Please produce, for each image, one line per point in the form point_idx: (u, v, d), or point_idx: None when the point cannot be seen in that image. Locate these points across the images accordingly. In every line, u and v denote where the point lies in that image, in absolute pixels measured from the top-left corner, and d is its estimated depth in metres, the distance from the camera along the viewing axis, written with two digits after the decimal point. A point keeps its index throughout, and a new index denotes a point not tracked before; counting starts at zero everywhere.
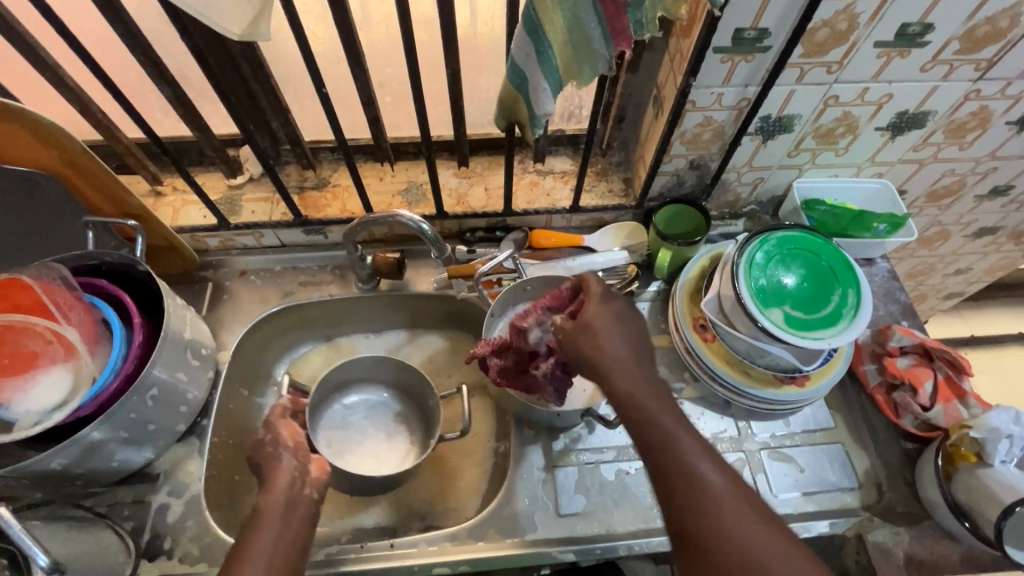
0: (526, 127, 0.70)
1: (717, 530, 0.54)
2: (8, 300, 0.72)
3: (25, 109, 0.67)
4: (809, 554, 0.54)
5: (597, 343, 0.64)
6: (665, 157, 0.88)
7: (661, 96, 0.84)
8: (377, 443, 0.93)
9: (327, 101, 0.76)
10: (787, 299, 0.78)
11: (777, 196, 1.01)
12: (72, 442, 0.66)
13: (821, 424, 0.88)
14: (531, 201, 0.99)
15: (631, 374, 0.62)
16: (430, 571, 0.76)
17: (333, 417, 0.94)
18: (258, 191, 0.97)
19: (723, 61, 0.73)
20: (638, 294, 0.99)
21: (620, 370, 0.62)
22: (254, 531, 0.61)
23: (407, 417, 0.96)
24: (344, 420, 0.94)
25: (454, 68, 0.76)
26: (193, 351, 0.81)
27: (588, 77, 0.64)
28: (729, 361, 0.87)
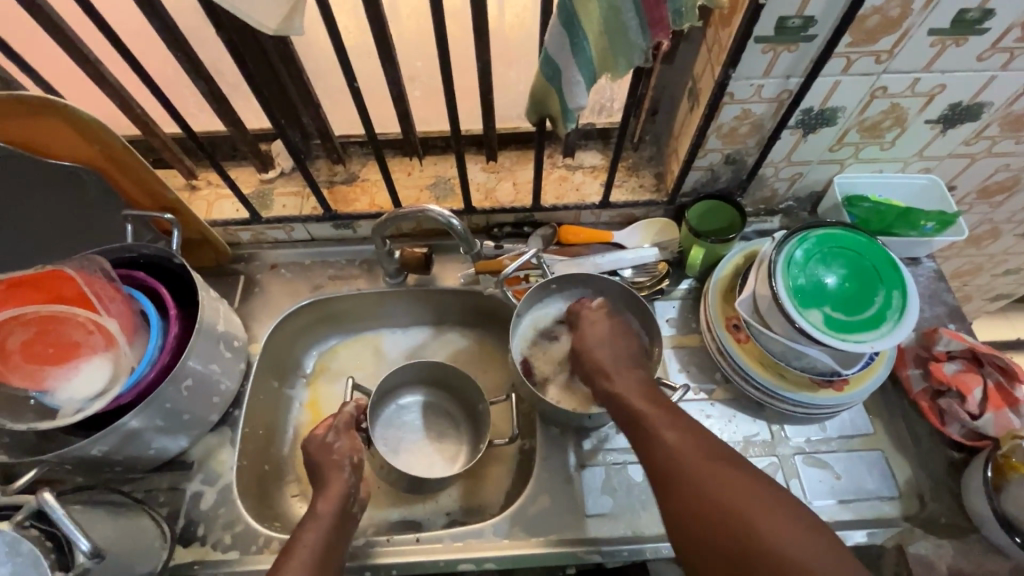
0: (558, 121, 0.68)
1: (697, 494, 0.59)
2: (51, 290, 0.74)
3: (69, 105, 0.68)
4: (795, 514, 0.55)
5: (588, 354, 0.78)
6: (700, 152, 0.86)
7: (696, 88, 0.81)
8: (429, 442, 0.95)
9: (359, 96, 0.76)
10: (827, 300, 0.75)
11: (816, 192, 0.97)
12: (112, 430, 0.68)
13: (859, 430, 0.85)
14: (560, 197, 0.97)
15: (622, 378, 0.74)
16: (456, 567, 0.76)
17: (390, 418, 0.95)
18: (289, 185, 0.98)
19: (765, 51, 0.70)
20: (668, 292, 0.96)
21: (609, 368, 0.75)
22: (304, 532, 0.65)
23: (457, 417, 0.97)
24: (400, 420, 0.96)
25: (485, 61, 0.74)
26: (226, 343, 0.82)
27: (623, 68, 0.62)
28: (763, 363, 0.84)
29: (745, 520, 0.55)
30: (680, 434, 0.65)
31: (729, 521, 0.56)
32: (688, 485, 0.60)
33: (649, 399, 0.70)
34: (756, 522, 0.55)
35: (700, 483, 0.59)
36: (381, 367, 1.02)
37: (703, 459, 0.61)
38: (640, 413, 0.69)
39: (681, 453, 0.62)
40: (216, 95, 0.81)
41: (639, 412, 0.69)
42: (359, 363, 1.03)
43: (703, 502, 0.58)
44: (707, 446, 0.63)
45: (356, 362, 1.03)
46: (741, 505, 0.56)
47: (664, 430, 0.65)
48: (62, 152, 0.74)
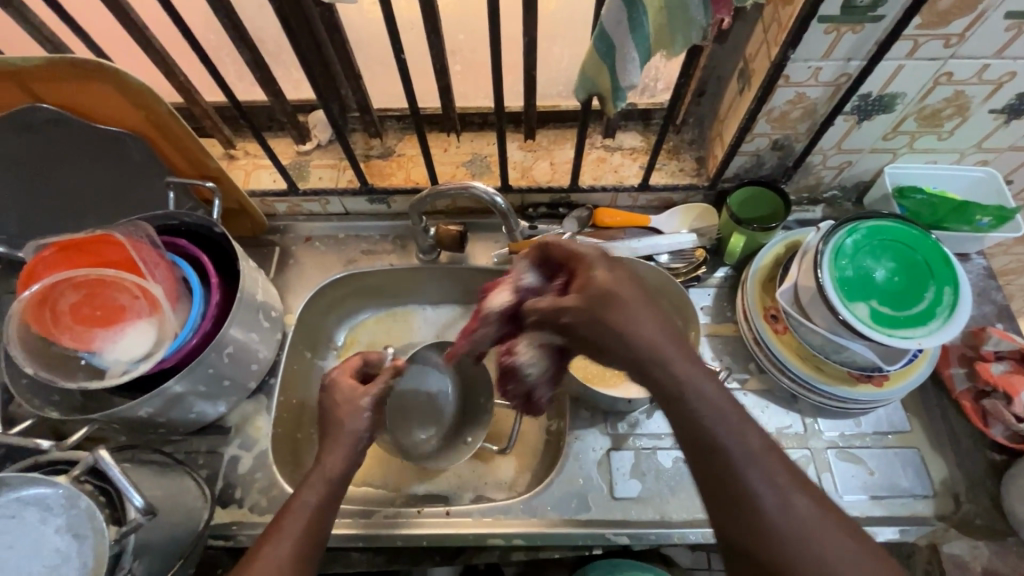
0: (607, 99, 0.67)
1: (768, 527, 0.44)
2: (100, 255, 0.76)
3: (122, 71, 0.68)
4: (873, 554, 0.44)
5: (620, 320, 0.50)
6: (748, 136, 0.83)
7: (748, 70, 0.79)
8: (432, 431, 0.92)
9: (403, 69, 0.75)
10: (874, 293, 0.73)
11: (864, 181, 0.94)
12: (158, 393, 0.70)
13: (895, 427, 0.83)
14: (598, 178, 0.96)
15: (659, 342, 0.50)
16: (484, 541, 0.77)
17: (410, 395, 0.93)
18: (326, 157, 0.98)
19: (827, 31, 0.67)
20: (704, 279, 0.95)
21: (635, 322, 0.50)
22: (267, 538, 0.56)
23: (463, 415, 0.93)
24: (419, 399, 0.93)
25: (533, 35, 0.72)
26: (264, 313, 0.84)
27: (680, 47, 0.61)
28: (800, 355, 0.83)
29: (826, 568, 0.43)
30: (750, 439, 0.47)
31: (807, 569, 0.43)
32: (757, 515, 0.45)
33: (704, 372, 0.49)
34: (838, 571, 0.43)
35: (774, 514, 0.44)
36: (411, 343, 1.03)
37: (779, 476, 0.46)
38: (696, 404, 0.47)
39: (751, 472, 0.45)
40: (258, 64, 0.80)
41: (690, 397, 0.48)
42: (389, 337, 1.04)
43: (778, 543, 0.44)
44: (776, 460, 0.46)
45: (387, 336, 1.04)
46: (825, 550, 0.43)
47: (727, 437, 0.46)
48: (108, 118, 0.75)
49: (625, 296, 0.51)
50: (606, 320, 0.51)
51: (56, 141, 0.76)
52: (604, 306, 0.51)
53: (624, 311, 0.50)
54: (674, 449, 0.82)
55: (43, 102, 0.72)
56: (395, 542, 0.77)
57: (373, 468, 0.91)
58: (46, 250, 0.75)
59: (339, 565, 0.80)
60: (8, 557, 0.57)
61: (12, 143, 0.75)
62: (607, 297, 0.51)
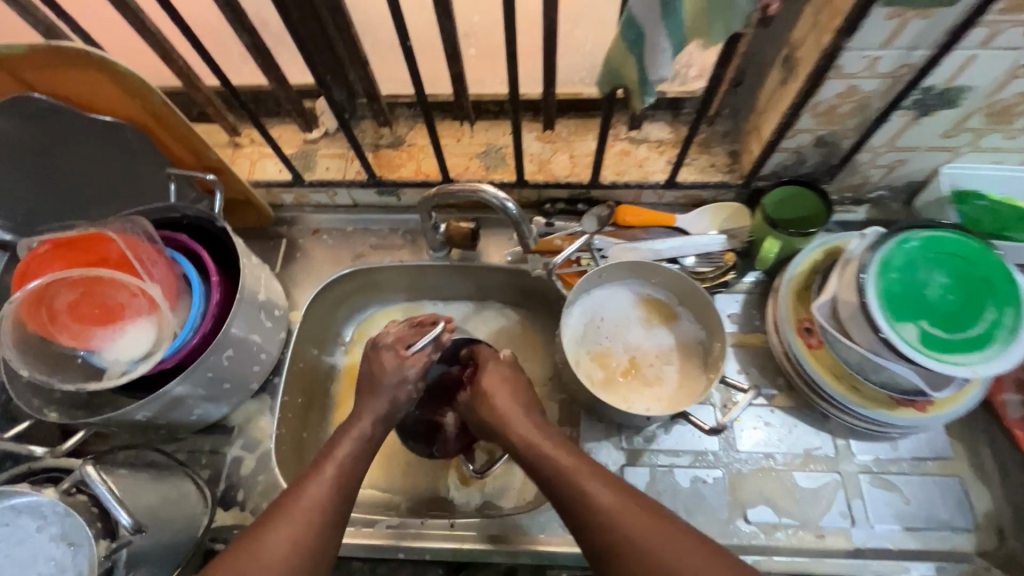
0: (633, 94, 0.60)
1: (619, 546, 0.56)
2: (96, 252, 0.74)
3: (114, 61, 0.64)
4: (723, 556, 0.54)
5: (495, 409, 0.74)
6: (788, 132, 0.75)
7: (794, 57, 0.70)
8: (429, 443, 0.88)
9: (411, 57, 0.69)
10: (924, 314, 0.66)
11: (916, 181, 0.86)
12: (157, 396, 0.68)
13: (936, 452, 0.77)
14: (620, 173, 0.89)
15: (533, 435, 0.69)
16: (489, 557, 0.75)
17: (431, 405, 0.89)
18: (334, 146, 0.94)
19: (889, 17, 0.59)
20: (732, 284, 0.88)
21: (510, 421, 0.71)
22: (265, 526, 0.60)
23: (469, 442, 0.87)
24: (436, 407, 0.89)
25: (553, 19, 0.66)
26: (267, 312, 0.81)
27: (720, 35, 0.53)
28: (836, 373, 0.77)
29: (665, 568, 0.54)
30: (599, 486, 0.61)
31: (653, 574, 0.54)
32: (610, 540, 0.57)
33: (566, 452, 0.65)
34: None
35: (620, 536, 0.57)
36: None
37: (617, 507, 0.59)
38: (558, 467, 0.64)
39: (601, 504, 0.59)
40: (259, 49, 0.75)
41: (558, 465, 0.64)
42: None
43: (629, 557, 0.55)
44: (630, 503, 0.59)
45: None
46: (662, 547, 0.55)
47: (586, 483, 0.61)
48: (102, 107, 0.71)
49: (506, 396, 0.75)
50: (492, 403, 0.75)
51: (48, 134, 0.72)
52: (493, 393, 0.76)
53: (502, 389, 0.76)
54: (692, 468, 0.77)
55: (33, 89, 0.68)
56: (397, 553, 0.75)
57: (379, 470, 0.88)
58: (40, 247, 0.73)
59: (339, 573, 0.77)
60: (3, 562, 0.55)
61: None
62: (486, 396, 0.76)
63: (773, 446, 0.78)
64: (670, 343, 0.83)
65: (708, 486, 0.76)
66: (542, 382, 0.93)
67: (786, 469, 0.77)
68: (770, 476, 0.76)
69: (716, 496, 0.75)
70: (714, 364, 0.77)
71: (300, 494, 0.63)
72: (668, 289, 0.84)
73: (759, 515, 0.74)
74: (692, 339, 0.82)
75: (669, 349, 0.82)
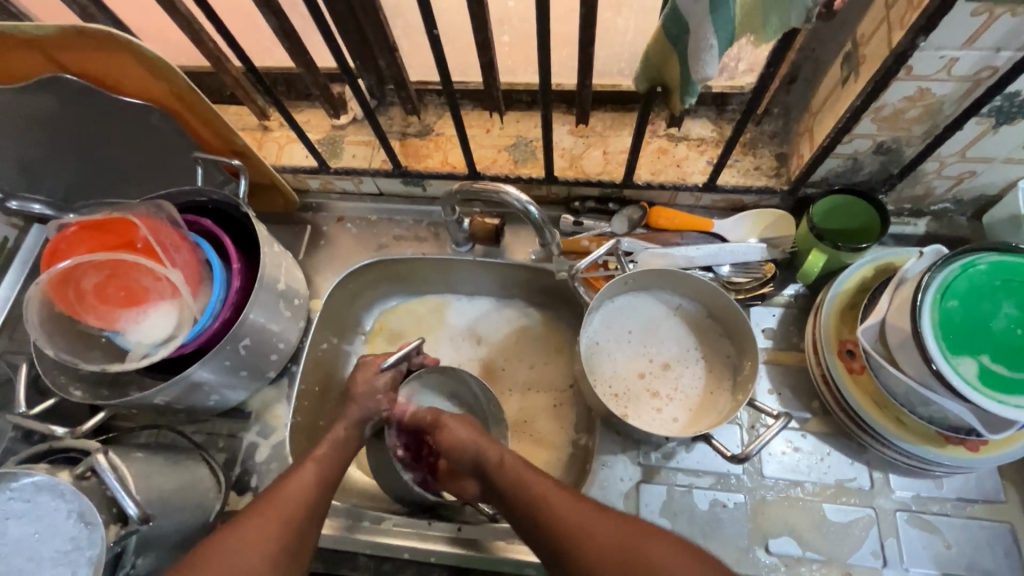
0: (675, 93, 0.55)
1: (597, 549, 0.57)
2: (121, 236, 0.74)
3: (135, 42, 0.63)
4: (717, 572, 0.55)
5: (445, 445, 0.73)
6: (845, 137, 0.69)
7: (858, 54, 0.64)
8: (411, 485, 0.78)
9: (439, 45, 0.66)
10: (986, 347, 0.59)
11: (988, 195, 0.77)
12: (177, 381, 0.68)
13: (985, 495, 0.71)
14: (656, 172, 0.84)
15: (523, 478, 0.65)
16: (494, 566, 0.73)
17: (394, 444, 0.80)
18: (361, 133, 0.92)
19: (976, 13, 0.52)
20: (770, 296, 0.83)
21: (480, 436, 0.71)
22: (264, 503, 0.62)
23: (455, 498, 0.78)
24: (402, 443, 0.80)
25: (591, 7, 0.61)
26: (287, 301, 0.80)
27: (774, 33, 0.48)
28: (879, 403, 0.71)
29: (638, 551, 0.56)
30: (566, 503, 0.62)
31: (633, 562, 0.55)
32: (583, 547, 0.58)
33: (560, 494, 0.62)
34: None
35: (588, 537, 0.58)
36: (439, 336, 0.96)
37: (579, 510, 0.61)
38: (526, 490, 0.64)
39: (563, 508, 0.61)
40: (286, 32, 0.73)
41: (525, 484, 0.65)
42: (417, 326, 0.97)
43: (608, 554, 0.57)
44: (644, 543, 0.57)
45: (415, 325, 0.97)
46: (632, 533, 0.58)
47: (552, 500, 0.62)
48: (132, 90, 0.72)
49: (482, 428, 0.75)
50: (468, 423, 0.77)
51: (81, 111, 0.74)
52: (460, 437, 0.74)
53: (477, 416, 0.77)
54: (712, 490, 0.73)
55: (65, 70, 0.69)
56: (402, 553, 0.74)
57: None
58: (69, 229, 0.75)
59: (346, 568, 0.76)
60: (22, 540, 0.58)
61: (41, 112, 0.73)
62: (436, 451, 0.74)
63: (802, 474, 0.74)
64: (694, 359, 0.79)
65: (728, 511, 0.72)
66: (560, 387, 0.90)
67: (815, 500, 0.72)
68: (796, 505, 0.72)
69: (736, 521, 0.72)
70: (744, 386, 0.72)
71: (285, 487, 0.64)
72: (697, 302, 0.80)
73: (781, 547, 0.70)
74: (720, 356, 0.79)
75: (690, 365, 0.79)
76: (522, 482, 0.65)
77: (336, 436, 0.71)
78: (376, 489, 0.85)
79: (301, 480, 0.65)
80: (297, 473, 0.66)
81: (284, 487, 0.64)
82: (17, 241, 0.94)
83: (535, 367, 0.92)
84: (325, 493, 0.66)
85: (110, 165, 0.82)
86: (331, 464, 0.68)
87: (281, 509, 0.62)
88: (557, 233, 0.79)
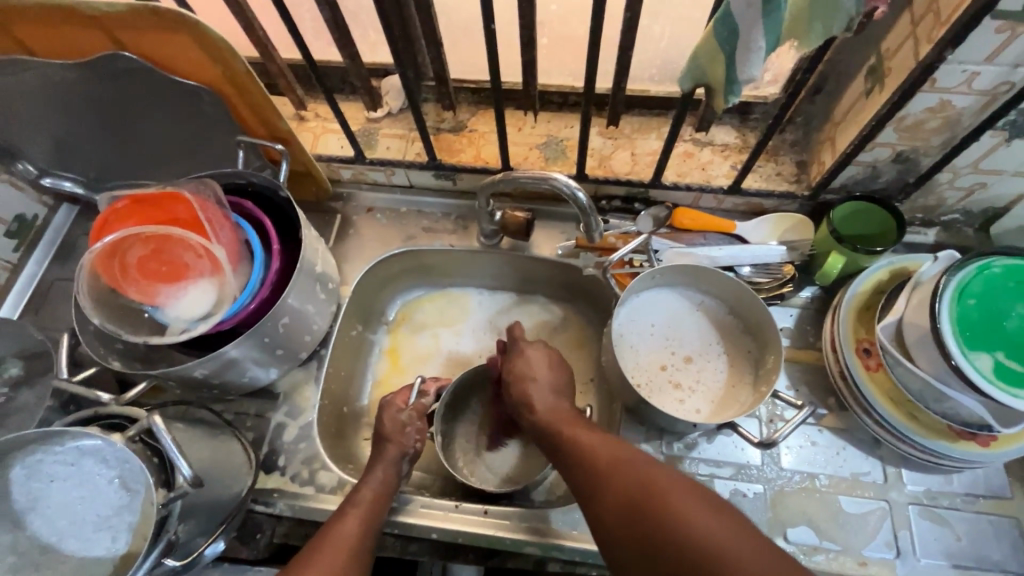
0: (718, 93, 0.59)
1: (615, 488, 0.56)
2: (168, 212, 0.76)
3: (203, 24, 0.65)
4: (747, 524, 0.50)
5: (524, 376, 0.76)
6: (868, 145, 0.73)
7: (883, 67, 0.68)
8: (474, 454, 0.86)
9: (491, 40, 0.69)
10: (1002, 344, 0.63)
11: (995, 207, 0.81)
12: (214, 356, 0.69)
13: (992, 490, 0.74)
14: (682, 175, 0.87)
15: (547, 410, 0.71)
16: (520, 548, 0.74)
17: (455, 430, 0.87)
18: (395, 126, 0.95)
19: (999, 30, 0.56)
20: (788, 297, 0.86)
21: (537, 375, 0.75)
22: (313, 548, 0.61)
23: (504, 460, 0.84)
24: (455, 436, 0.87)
25: (636, 11, 0.64)
26: (322, 284, 0.82)
27: (818, 39, 0.52)
28: (894, 399, 0.74)
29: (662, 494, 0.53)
30: (596, 442, 0.62)
31: (646, 498, 0.53)
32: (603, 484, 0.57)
33: (581, 428, 0.66)
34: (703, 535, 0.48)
35: (613, 476, 0.57)
36: (461, 327, 0.97)
37: (602, 445, 0.62)
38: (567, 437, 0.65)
39: (584, 441, 0.63)
40: (338, 23, 0.77)
41: (569, 431, 0.66)
42: (441, 318, 0.98)
43: (623, 492, 0.55)
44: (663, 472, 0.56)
45: (438, 316, 0.99)
46: (657, 475, 0.55)
47: (579, 439, 0.64)
48: (185, 70, 0.73)
49: (541, 387, 0.74)
50: (523, 374, 0.76)
51: (134, 89, 0.75)
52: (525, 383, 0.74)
53: (533, 367, 0.76)
54: (733, 480, 0.76)
55: (124, 48, 0.71)
56: (430, 534, 0.75)
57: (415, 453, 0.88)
58: (119, 203, 0.77)
59: None
60: (65, 504, 0.59)
61: (94, 88, 0.75)
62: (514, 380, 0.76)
63: (818, 467, 0.76)
64: (716, 353, 0.82)
65: (749, 500, 0.75)
66: (582, 379, 0.92)
67: (831, 492, 0.75)
68: (814, 497, 0.75)
69: (756, 509, 0.74)
70: (767, 378, 0.75)
71: (334, 530, 0.64)
72: (720, 298, 0.83)
73: (799, 536, 0.73)
74: (742, 351, 0.81)
75: (712, 359, 0.81)
76: (552, 419, 0.70)
77: (375, 479, 0.71)
78: None
79: (349, 526, 0.64)
80: (346, 516, 0.66)
81: (333, 533, 0.63)
82: (45, 219, 0.94)
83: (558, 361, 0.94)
84: (371, 541, 0.66)
85: (154, 145, 0.84)
86: (372, 506, 0.68)
87: (325, 549, 0.61)
88: (601, 221, 0.80)
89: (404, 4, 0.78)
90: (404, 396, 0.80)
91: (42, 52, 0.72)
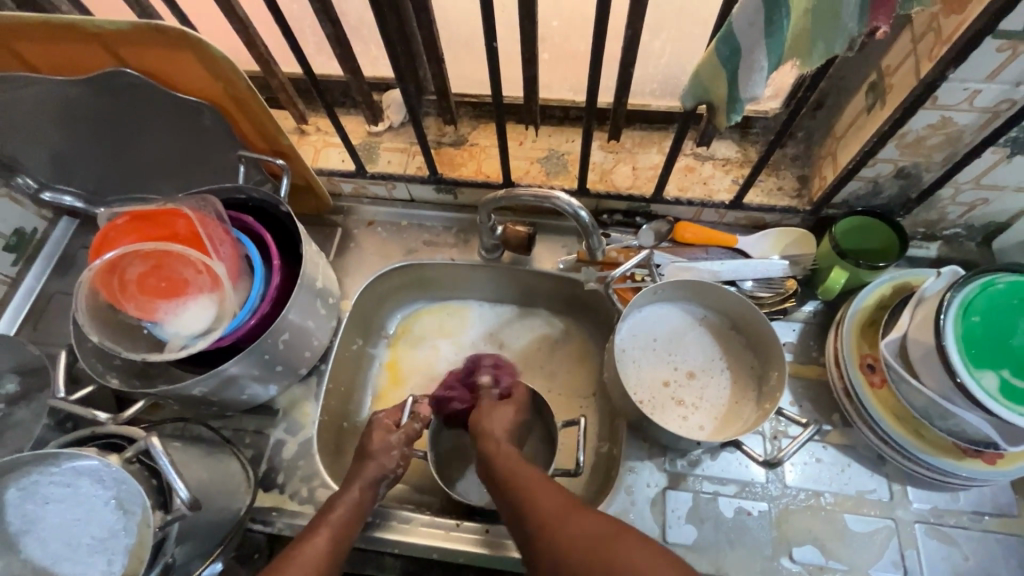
0: (721, 110, 0.58)
1: (571, 540, 0.54)
2: (168, 228, 0.76)
3: (204, 41, 0.65)
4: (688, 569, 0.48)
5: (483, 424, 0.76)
6: (869, 161, 0.73)
7: (884, 84, 0.68)
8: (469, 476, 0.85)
9: (493, 56, 0.69)
10: (1008, 362, 0.63)
11: (997, 222, 0.81)
12: (213, 373, 0.69)
13: (1000, 509, 0.74)
14: (684, 189, 0.87)
15: (499, 451, 0.71)
16: (523, 568, 0.73)
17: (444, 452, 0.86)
18: (397, 140, 0.95)
19: (1001, 49, 0.56)
20: (790, 312, 0.85)
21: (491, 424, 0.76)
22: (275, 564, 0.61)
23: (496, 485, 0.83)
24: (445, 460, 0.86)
25: (638, 28, 0.64)
26: (323, 300, 0.81)
27: (820, 58, 0.52)
28: (899, 416, 0.73)
29: (611, 548, 0.51)
30: (541, 488, 0.63)
31: (598, 550, 0.52)
32: (557, 535, 0.56)
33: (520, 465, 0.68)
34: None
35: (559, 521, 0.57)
36: (462, 340, 0.97)
37: (547, 491, 0.62)
38: (520, 481, 0.65)
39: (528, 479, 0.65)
40: (340, 39, 0.77)
41: (513, 474, 0.67)
42: (442, 332, 0.98)
43: (572, 543, 0.54)
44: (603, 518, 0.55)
45: (439, 329, 0.98)
46: (603, 526, 0.54)
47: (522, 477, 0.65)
48: (187, 87, 0.73)
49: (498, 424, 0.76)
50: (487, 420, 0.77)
51: (136, 104, 0.75)
52: (488, 443, 0.73)
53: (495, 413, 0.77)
54: (737, 498, 0.75)
55: (125, 65, 0.71)
56: (430, 554, 0.74)
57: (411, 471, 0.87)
58: (119, 219, 0.77)
59: (372, 568, 0.79)
60: (61, 525, 0.59)
61: (94, 103, 0.75)
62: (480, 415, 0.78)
63: (823, 484, 0.75)
64: (720, 369, 0.81)
65: (753, 519, 0.74)
66: (583, 394, 0.92)
67: (836, 510, 0.74)
68: (819, 515, 0.74)
69: (761, 528, 0.73)
70: (772, 396, 0.74)
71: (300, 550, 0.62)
72: (722, 313, 0.83)
73: (805, 555, 0.72)
74: (746, 367, 0.81)
75: (715, 374, 0.81)
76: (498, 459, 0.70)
77: (352, 497, 0.69)
78: (399, 492, 0.85)
79: (315, 543, 0.63)
80: (315, 534, 0.64)
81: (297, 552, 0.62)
82: (45, 232, 0.94)
83: (560, 376, 0.93)
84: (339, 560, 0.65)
85: (155, 159, 0.84)
86: (346, 524, 0.67)
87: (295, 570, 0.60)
88: (603, 238, 0.81)
89: (406, 21, 0.78)
90: (394, 417, 0.79)
91: (44, 68, 0.72)
